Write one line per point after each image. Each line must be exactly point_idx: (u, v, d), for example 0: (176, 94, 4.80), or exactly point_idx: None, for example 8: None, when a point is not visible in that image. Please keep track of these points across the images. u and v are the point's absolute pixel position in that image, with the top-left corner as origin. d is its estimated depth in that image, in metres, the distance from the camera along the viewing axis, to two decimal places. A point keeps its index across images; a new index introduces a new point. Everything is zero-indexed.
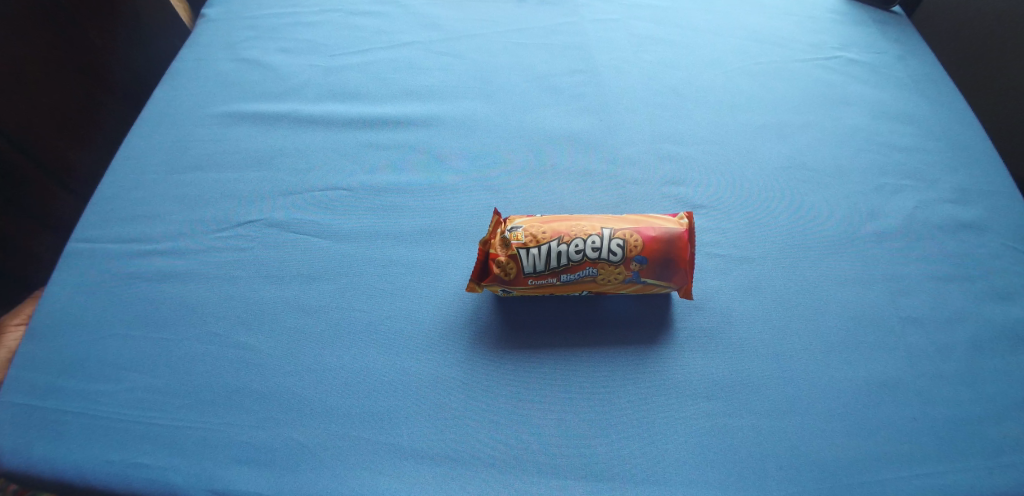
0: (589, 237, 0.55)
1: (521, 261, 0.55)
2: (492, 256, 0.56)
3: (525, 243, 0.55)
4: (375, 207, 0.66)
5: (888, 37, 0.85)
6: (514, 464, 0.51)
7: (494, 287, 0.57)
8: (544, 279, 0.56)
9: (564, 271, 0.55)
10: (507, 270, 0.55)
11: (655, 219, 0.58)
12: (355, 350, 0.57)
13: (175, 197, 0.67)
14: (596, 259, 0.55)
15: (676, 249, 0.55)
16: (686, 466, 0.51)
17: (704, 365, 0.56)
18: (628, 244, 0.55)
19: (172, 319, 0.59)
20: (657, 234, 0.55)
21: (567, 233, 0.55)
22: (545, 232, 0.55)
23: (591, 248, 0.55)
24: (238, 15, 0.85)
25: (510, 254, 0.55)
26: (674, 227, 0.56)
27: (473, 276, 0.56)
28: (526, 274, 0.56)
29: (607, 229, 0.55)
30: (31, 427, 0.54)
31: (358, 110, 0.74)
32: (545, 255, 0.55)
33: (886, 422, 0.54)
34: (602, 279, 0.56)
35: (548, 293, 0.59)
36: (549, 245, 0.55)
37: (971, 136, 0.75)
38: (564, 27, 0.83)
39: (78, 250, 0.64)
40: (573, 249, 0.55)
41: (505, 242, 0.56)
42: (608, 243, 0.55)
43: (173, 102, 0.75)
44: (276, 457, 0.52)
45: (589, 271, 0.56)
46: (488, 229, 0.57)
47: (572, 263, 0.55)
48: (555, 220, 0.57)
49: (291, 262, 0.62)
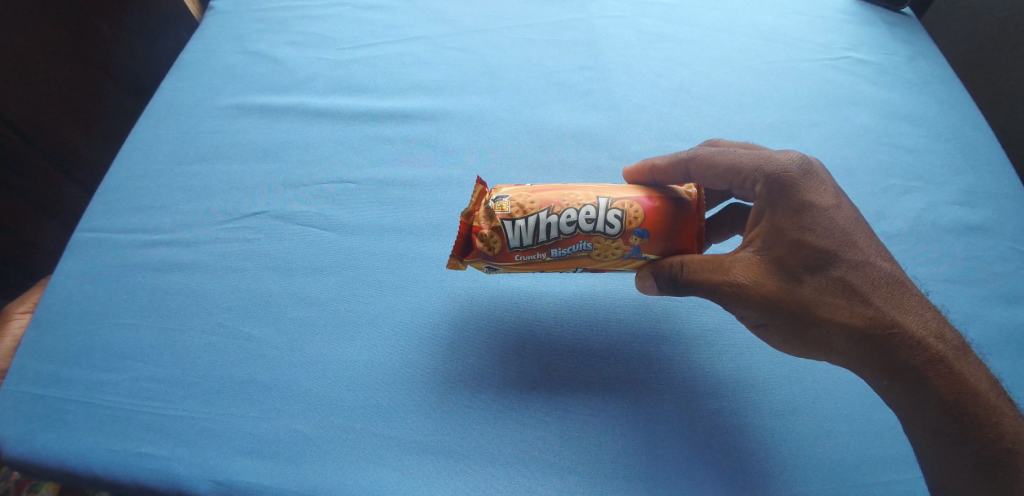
0: (582, 207, 0.50)
1: (506, 234, 0.50)
2: (474, 229, 0.51)
3: (510, 215, 0.50)
4: (381, 199, 0.66)
5: (899, 37, 0.85)
6: (521, 460, 0.51)
7: (478, 264, 0.53)
8: (532, 254, 0.51)
9: (555, 246, 0.50)
10: (491, 244, 0.50)
11: (660, 187, 0.52)
12: (360, 342, 0.57)
13: (181, 187, 0.67)
14: (591, 232, 0.50)
15: (683, 225, 0.50)
16: (692, 464, 0.51)
17: (712, 362, 0.56)
18: (626, 215, 0.50)
19: (177, 310, 0.59)
20: (660, 206, 0.50)
21: (559, 203, 0.50)
22: (534, 202, 0.50)
23: (584, 219, 0.50)
24: (245, 6, 0.84)
25: (494, 227, 0.50)
26: (681, 197, 0.51)
27: (454, 252, 0.51)
28: (512, 249, 0.51)
29: (603, 199, 0.50)
30: (36, 415, 0.55)
31: (364, 103, 0.74)
32: (533, 228, 0.50)
33: (890, 423, 0.54)
34: (598, 255, 0.51)
35: (536, 271, 0.54)
36: (538, 217, 0.50)
37: (980, 139, 0.75)
38: (573, 23, 0.83)
39: (83, 239, 0.64)
40: (564, 221, 0.50)
41: (488, 213, 0.51)
42: (604, 213, 0.50)
43: (180, 94, 0.75)
44: (280, 449, 0.52)
45: (583, 246, 0.50)
46: (471, 200, 0.52)
47: (563, 236, 0.50)
48: (545, 189, 0.52)
49: (297, 255, 0.62)
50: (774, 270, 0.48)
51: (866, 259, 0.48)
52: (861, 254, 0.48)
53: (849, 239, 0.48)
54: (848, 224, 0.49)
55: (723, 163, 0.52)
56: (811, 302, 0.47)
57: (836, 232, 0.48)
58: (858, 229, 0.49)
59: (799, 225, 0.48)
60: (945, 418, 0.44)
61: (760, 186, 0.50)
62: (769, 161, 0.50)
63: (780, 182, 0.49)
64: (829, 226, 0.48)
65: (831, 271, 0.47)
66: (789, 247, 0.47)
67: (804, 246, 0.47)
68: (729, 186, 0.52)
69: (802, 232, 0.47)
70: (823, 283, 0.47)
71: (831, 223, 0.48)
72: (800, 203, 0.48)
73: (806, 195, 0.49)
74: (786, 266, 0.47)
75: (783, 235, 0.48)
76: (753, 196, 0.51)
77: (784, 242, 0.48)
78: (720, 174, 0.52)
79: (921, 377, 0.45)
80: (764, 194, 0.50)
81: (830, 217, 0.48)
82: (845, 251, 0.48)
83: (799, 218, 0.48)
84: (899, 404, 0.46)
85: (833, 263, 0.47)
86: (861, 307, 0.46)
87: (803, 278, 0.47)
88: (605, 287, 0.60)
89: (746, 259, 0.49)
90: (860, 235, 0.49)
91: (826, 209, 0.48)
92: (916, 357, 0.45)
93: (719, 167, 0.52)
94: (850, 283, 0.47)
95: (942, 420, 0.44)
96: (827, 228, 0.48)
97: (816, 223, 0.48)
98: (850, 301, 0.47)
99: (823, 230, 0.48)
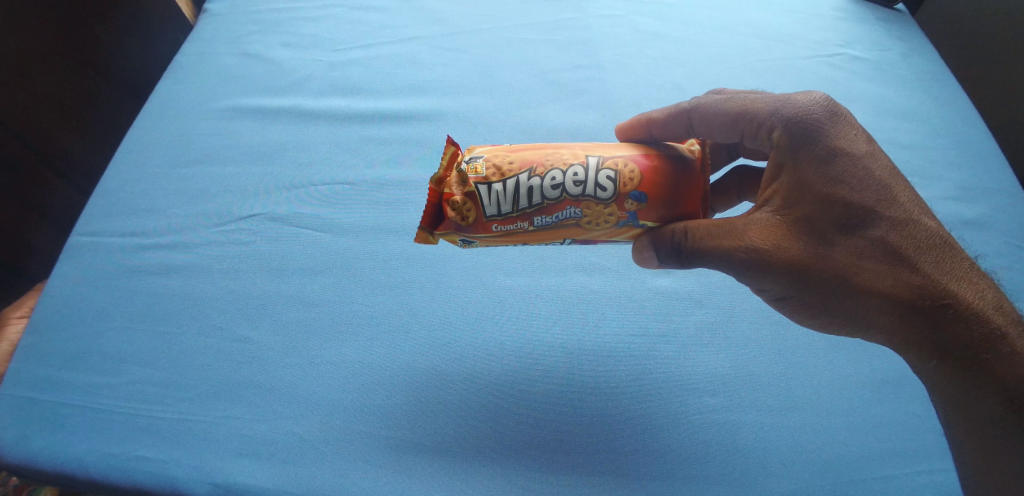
0: (569, 168, 0.44)
1: (481, 200, 0.45)
2: (445, 196, 0.46)
3: (485, 178, 0.45)
4: (378, 200, 0.66)
5: (892, 34, 0.85)
6: (517, 459, 0.51)
7: (451, 237, 0.47)
8: (512, 224, 0.45)
9: (539, 213, 0.45)
10: (464, 213, 0.45)
11: (659, 145, 0.47)
12: (357, 344, 0.57)
13: (177, 191, 0.67)
14: (580, 197, 0.44)
15: (686, 188, 0.45)
16: (690, 461, 0.51)
17: (707, 360, 0.56)
18: (621, 176, 0.44)
19: (173, 313, 0.59)
20: (658, 165, 0.45)
21: (541, 164, 0.45)
22: (513, 163, 0.45)
23: (572, 181, 0.44)
24: (239, 9, 0.84)
25: (467, 193, 0.45)
26: (683, 155, 0.45)
27: (423, 225, 0.46)
28: (488, 218, 0.45)
29: (593, 158, 0.45)
30: (33, 418, 0.55)
31: (360, 104, 0.74)
32: (512, 192, 0.44)
33: (887, 419, 0.54)
34: (588, 222, 0.45)
35: (518, 242, 0.48)
36: (518, 180, 0.44)
37: (974, 134, 0.75)
38: (568, 22, 0.83)
39: (80, 243, 0.64)
40: (548, 184, 0.44)
41: (460, 177, 0.45)
42: (594, 175, 0.44)
43: (175, 97, 0.75)
44: (278, 450, 0.52)
45: (571, 212, 0.45)
46: (442, 164, 0.46)
47: (547, 201, 0.45)
48: (526, 149, 0.46)
49: (295, 257, 0.62)
50: (796, 231, 0.44)
51: (908, 218, 0.43)
52: (901, 210, 0.43)
53: (886, 193, 0.43)
54: (885, 176, 0.44)
55: (729, 112, 0.48)
56: (842, 267, 0.43)
57: (873, 188, 0.43)
58: (896, 181, 0.44)
59: (828, 178, 0.43)
60: (998, 402, 0.39)
61: (778, 133, 0.46)
62: (786, 105, 0.46)
63: (804, 130, 0.45)
64: (863, 181, 0.43)
65: (866, 233, 0.43)
66: (817, 205, 0.43)
67: (832, 203, 0.43)
68: (737, 138, 0.49)
69: (832, 187, 0.43)
70: (856, 245, 0.43)
71: (866, 177, 0.44)
72: (828, 155, 0.44)
73: (837, 146, 0.44)
74: (812, 227, 0.43)
75: (807, 189, 0.44)
76: (769, 146, 0.47)
77: (807, 198, 0.44)
78: (729, 123, 0.48)
79: (972, 354, 0.40)
80: (781, 143, 0.45)
81: (865, 169, 0.44)
82: (882, 205, 0.43)
83: (825, 168, 0.44)
84: (939, 383, 0.42)
85: (866, 221, 0.43)
86: (902, 274, 0.42)
87: (834, 241, 0.43)
88: (602, 285, 0.60)
89: (763, 221, 0.45)
90: (900, 188, 0.44)
91: (858, 158, 0.44)
92: (967, 332, 0.40)
93: (724, 116, 0.48)
94: (886, 243, 0.43)
95: (992, 405, 0.40)
96: (861, 183, 0.43)
97: (846, 174, 0.43)
98: (887, 263, 0.42)
99: (855, 183, 0.43)
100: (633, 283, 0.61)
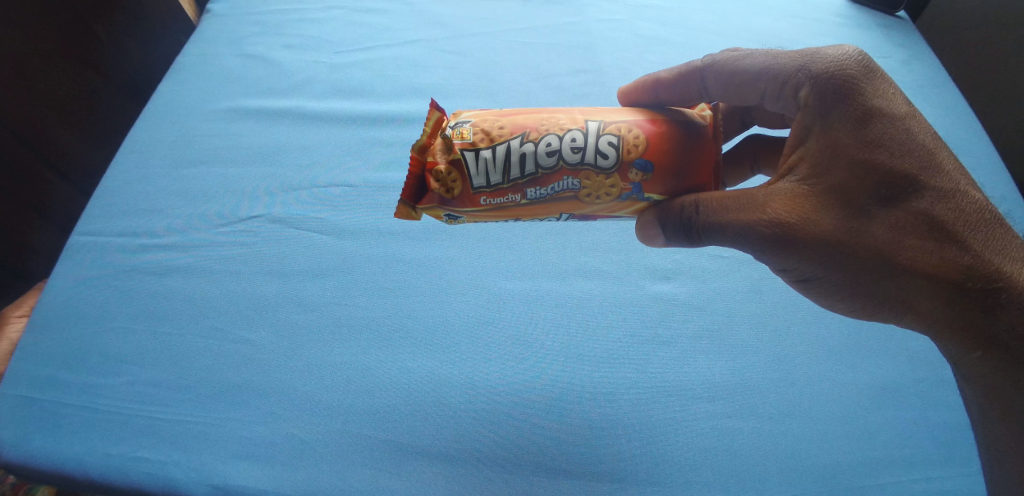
0: (566, 132, 0.44)
1: (468, 167, 0.44)
2: (428, 165, 0.45)
3: (472, 144, 0.44)
4: (378, 203, 0.66)
5: (892, 41, 0.85)
6: (516, 463, 0.51)
7: (435, 211, 0.47)
8: (502, 194, 0.45)
9: (532, 184, 0.44)
10: (449, 184, 0.45)
11: (668, 112, 0.45)
12: (355, 347, 0.57)
13: (178, 191, 0.68)
14: (579, 166, 0.43)
15: (697, 157, 0.43)
16: (688, 467, 0.51)
17: (706, 367, 0.56)
18: (624, 143, 0.43)
19: (174, 314, 0.59)
20: (664, 132, 0.43)
21: (535, 130, 0.44)
22: (503, 129, 0.44)
23: (569, 148, 0.43)
24: (241, 10, 0.84)
25: (453, 161, 0.44)
26: (694, 122, 0.44)
27: (405, 197, 0.46)
28: (476, 188, 0.45)
29: (592, 123, 0.44)
30: (33, 417, 0.55)
31: (361, 107, 0.74)
32: (502, 159, 0.44)
33: (885, 426, 0.54)
34: (588, 193, 0.45)
35: (511, 217, 0.48)
36: (509, 145, 0.44)
37: (973, 142, 0.75)
38: (569, 26, 0.83)
39: (81, 243, 0.64)
40: (543, 151, 0.43)
41: (446, 145, 0.45)
42: (593, 141, 0.43)
43: (177, 97, 0.75)
44: (277, 453, 0.52)
45: (569, 183, 0.44)
46: (425, 131, 0.47)
47: (542, 170, 0.44)
48: (515, 113, 0.46)
49: (294, 259, 0.62)
50: (830, 202, 0.42)
51: (953, 189, 0.42)
52: (945, 179, 0.42)
53: (929, 161, 0.42)
54: (925, 142, 0.43)
55: (751, 70, 0.47)
56: (880, 241, 0.41)
57: (914, 156, 0.42)
58: (937, 148, 0.43)
59: (867, 144, 0.42)
60: None
61: (808, 93, 0.44)
62: (817, 62, 0.44)
63: (839, 91, 0.43)
64: (904, 147, 0.42)
65: (908, 205, 0.41)
66: (854, 174, 0.42)
67: (870, 170, 0.42)
68: (755, 100, 0.49)
69: (872, 155, 0.42)
70: (895, 218, 0.41)
71: (907, 143, 0.42)
72: (866, 119, 0.42)
73: (875, 111, 0.43)
74: (847, 197, 0.42)
75: (841, 155, 0.42)
76: (796, 106, 0.46)
77: (842, 166, 0.42)
78: (748, 83, 0.48)
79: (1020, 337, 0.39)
80: (810, 104, 0.44)
81: (905, 136, 0.42)
82: (924, 173, 0.42)
83: (862, 132, 0.42)
84: (973, 365, 0.42)
85: (906, 191, 0.42)
86: (946, 249, 0.41)
87: (872, 213, 0.42)
88: (601, 291, 0.60)
89: (791, 191, 0.43)
90: (941, 155, 0.43)
91: (897, 121, 0.43)
92: (1015, 313, 0.39)
93: (744, 74, 0.47)
94: (929, 214, 0.41)
95: None
96: (902, 149, 0.42)
97: (884, 138, 0.42)
98: (929, 237, 0.41)
99: (895, 149, 0.42)
100: (633, 289, 0.61)
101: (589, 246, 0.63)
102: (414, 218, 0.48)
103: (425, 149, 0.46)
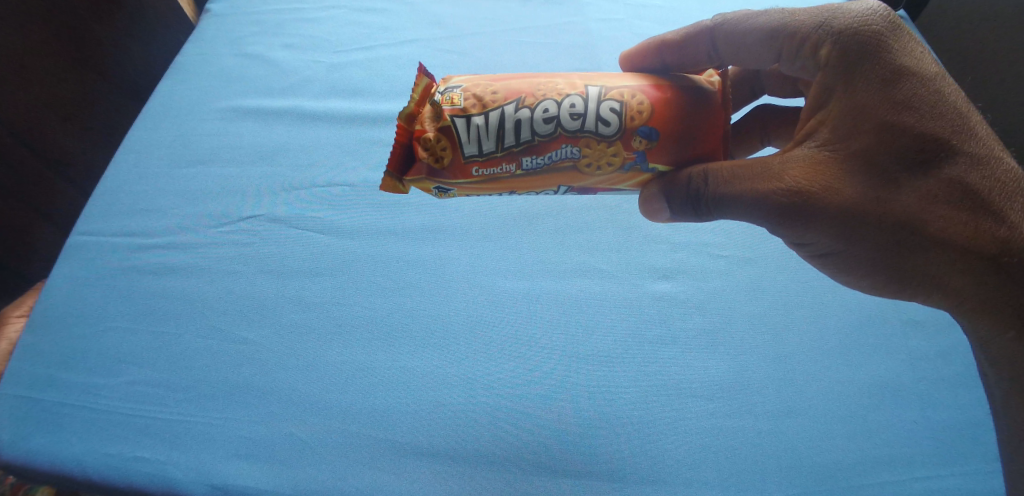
0: (564, 98, 0.43)
1: (460, 135, 0.43)
2: (417, 134, 0.44)
3: (464, 110, 0.43)
4: (377, 202, 0.66)
5: None
6: (516, 462, 0.51)
7: (424, 185, 0.46)
8: (497, 164, 0.44)
9: (528, 153, 0.44)
10: (438, 152, 0.44)
11: (673, 78, 0.45)
12: (354, 347, 0.57)
13: (177, 191, 0.67)
14: (578, 134, 0.43)
15: (702, 124, 0.43)
16: (688, 466, 0.51)
17: (705, 366, 0.56)
18: (626, 109, 0.42)
19: (173, 313, 0.59)
20: (668, 98, 0.43)
21: (531, 95, 0.43)
22: (497, 94, 0.43)
23: (568, 115, 0.43)
24: (241, 10, 0.84)
25: (444, 128, 0.43)
26: (702, 88, 0.43)
27: (392, 169, 0.45)
28: (469, 157, 0.44)
29: (592, 89, 0.43)
30: (33, 417, 0.55)
31: (360, 106, 0.74)
32: (497, 126, 0.43)
33: (886, 425, 0.54)
34: (587, 162, 0.44)
35: (506, 189, 0.47)
36: (503, 111, 0.43)
37: None
38: (568, 26, 0.83)
39: (80, 242, 0.64)
40: (540, 117, 0.43)
41: (435, 112, 0.44)
42: (593, 107, 0.43)
43: (176, 97, 0.75)
44: (276, 453, 0.52)
45: (568, 151, 0.43)
46: (413, 98, 0.45)
47: (539, 138, 0.43)
48: (509, 79, 0.45)
49: (293, 258, 0.62)
50: (855, 169, 0.42)
51: (985, 155, 0.42)
52: (978, 145, 0.42)
53: (960, 126, 0.42)
54: (955, 105, 0.43)
55: (759, 29, 0.47)
56: (909, 210, 0.41)
57: (946, 120, 0.42)
58: (967, 113, 0.43)
59: (896, 108, 0.42)
60: None
61: (830, 52, 0.43)
62: (838, 21, 0.44)
63: (865, 52, 0.43)
64: (935, 110, 0.42)
65: (940, 172, 0.41)
66: (884, 139, 0.41)
67: (899, 135, 0.41)
68: (767, 62, 0.48)
69: (903, 119, 0.41)
70: (926, 186, 0.41)
71: (938, 107, 0.42)
72: (895, 81, 0.42)
73: (904, 73, 0.42)
74: (875, 163, 0.41)
75: (868, 119, 0.42)
76: (815, 67, 0.45)
77: (870, 131, 0.41)
78: (760, 43, 0.47)
79: None
80: (833, 63, 0.43)
81: (935, 99, 0.42)
82: (957, 138, 0.42)
83: (891, 95, 0.42)
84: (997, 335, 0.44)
85: (938, 158, 0.41)
86: (976, 218, 0.41)
87: (901, 181, 0.41)
88: (601, 290, 0.60)
89: (813, 158, 0.43)
90: (971, 120, 0.43)
91: (928, 84, 0.42)
92: None
93: (751, 35, 0.47)
94: (961, 182, 0.41)
95: None
96: (933, 113, 0.42)
97: (914, 102, 0.42)
98: (962, 206, 0.41)
99: (926, 113, 0.42)
100: (632, 288, 0.60)
101: (589, 245, 0.63)
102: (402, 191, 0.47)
103: (413, 117, 0.46)
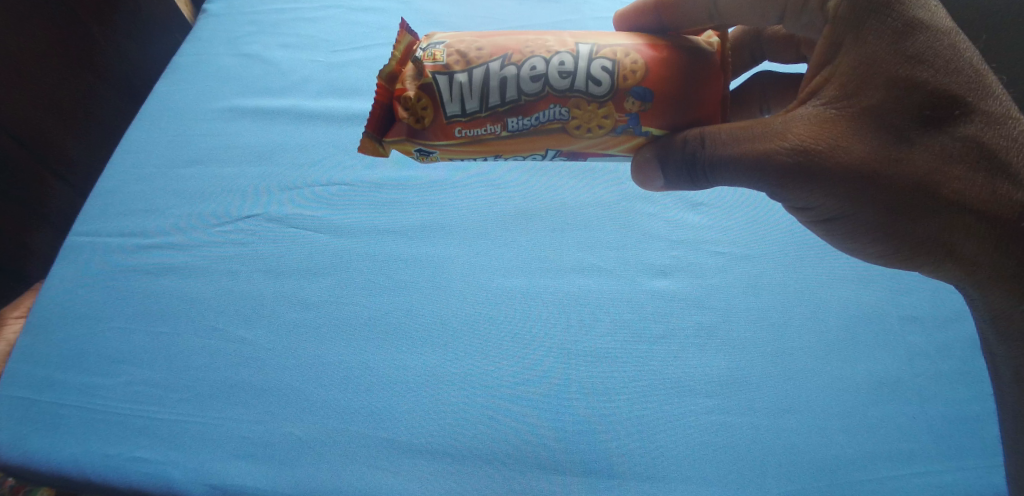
0: (553, 55, 0.41)
1: (440, 91, 0.42)
2: (397, 93, 0.43)
3: (446, 67, 0.42)
4: (376, 201, 0.66)
5: None
6: (514, 459, 0.51)
7: (405, 146, 0.45)
8: (480, 125, 0.43)
9: (515, 113, 0.42)
10: (418, 114, 0.43)
11: (672, 37, 0.43)
12: (352, 346, 0.57)
13: (173, 190, 0.67)
14: (568, 94, 0.41)
15: (699, 84, 0.41)
16: (687, 463, 0.51)
17: (705, 362, 0.56)
18: (619, 68, 0.41)
19: (172, 313, 0.59)
20: (665, 57, 0.41)
21: (518, 53, 0.42)
22: (481, 50, 0.42)
23: (557, 73, 0.41)
24: (239, 10, 0.84)
25: (424, 85, 0.42)
26: (701, 47, 0.42)
27: (369, 128, 0.44)
28: (451, 117, 0.42)
29: (583, 47, 0.41)
30: (33, 417, 0.55)
31: (358, 106, 0.74)
32: (480, 84, 0.41)
33: (886, 420, 0.54)
34: (577, 125, 0.42)
35: (491, 153, 0.46)
36: (487, 68, 0.41)
37: None
38: (565, 24, 0.82)
39: (79, 243, 0.64)
40: (527, 75, 0.41)
41: (417, 70, 0.43)
42: (583, 65, 0.41)
43: (174, 97, 0.75)
44: (275, 452, 0.52)
45: (556, 113, 0.42)
46: (394, 57, 0.45)
47: (526, 97, 0.41)
48: (496, 35, 0.43)
49: (291, 258, 0.62)
50: (861, 127, 0.41)
51: (999, 115, 0.41)
52: (994, 103, 0.41)
53: (976, 83, 0.41)
54: (972, 60, 0.42)
55: None
56: (919, 168, 0.41)
57: (961, 76, 0.41)
58: (984, 69, 0.42)
59: (909, 61, 0.41)
60: None
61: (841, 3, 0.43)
62: None
63: (875, 4, 0.42)
64: (950, 65, 0.41)
65: (951, 130, 0.41)
66: (893, 95, 0.41)
67: (909, 91, 0.40)
68: (772, 19, 0.48)
69: (916, 73, 0.40)
70: (936, 144, 0.41)
71: (954, 62, 0.41)
72: (910, 34, 0.41)
73: (920, 26, 0.41)
74: (882, 120, 0.41)
75: (877, 74, 0.41)
76: (821, 20, 0.45)
77: (879, 86, 0.41)
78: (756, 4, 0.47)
79: None
80: (843, 17, 0.43)
81: (951, 54, 0.41)
82: (972, 96, 0.41)
83: (903, 48, 0.41)
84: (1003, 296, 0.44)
85: (950, 116, 0.41)
86: (986, 177, 0.41)
87: (910, 139, 0.41)
88: (600, 287, 0.60)
89: (816, 118, 0.42)
90: (988, 78, 0.42)
91: (944, 38, 0.41)
92: None
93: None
94: (974, 140, 0.41)
95: None
96: (948, 67, 0.41)
97: (928, 56, 0.41)
98: (973, 166, 0.41)
99: (939, 68, 0.41)
100: (631, 285, 0.60)
101: (587, 242, 0.63)
102: (382, 155, 0.46)
103: (393, 77, 0.45)
